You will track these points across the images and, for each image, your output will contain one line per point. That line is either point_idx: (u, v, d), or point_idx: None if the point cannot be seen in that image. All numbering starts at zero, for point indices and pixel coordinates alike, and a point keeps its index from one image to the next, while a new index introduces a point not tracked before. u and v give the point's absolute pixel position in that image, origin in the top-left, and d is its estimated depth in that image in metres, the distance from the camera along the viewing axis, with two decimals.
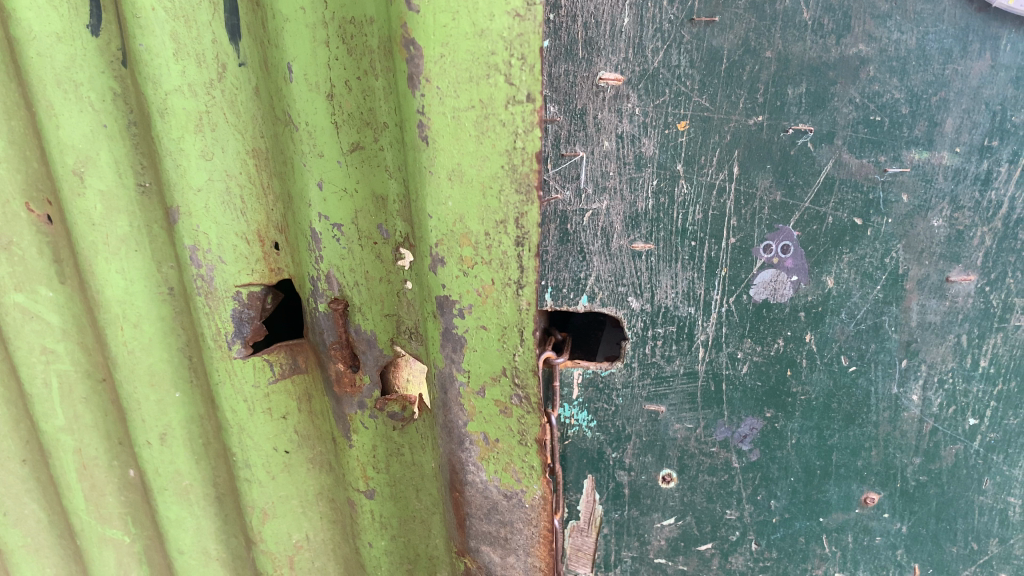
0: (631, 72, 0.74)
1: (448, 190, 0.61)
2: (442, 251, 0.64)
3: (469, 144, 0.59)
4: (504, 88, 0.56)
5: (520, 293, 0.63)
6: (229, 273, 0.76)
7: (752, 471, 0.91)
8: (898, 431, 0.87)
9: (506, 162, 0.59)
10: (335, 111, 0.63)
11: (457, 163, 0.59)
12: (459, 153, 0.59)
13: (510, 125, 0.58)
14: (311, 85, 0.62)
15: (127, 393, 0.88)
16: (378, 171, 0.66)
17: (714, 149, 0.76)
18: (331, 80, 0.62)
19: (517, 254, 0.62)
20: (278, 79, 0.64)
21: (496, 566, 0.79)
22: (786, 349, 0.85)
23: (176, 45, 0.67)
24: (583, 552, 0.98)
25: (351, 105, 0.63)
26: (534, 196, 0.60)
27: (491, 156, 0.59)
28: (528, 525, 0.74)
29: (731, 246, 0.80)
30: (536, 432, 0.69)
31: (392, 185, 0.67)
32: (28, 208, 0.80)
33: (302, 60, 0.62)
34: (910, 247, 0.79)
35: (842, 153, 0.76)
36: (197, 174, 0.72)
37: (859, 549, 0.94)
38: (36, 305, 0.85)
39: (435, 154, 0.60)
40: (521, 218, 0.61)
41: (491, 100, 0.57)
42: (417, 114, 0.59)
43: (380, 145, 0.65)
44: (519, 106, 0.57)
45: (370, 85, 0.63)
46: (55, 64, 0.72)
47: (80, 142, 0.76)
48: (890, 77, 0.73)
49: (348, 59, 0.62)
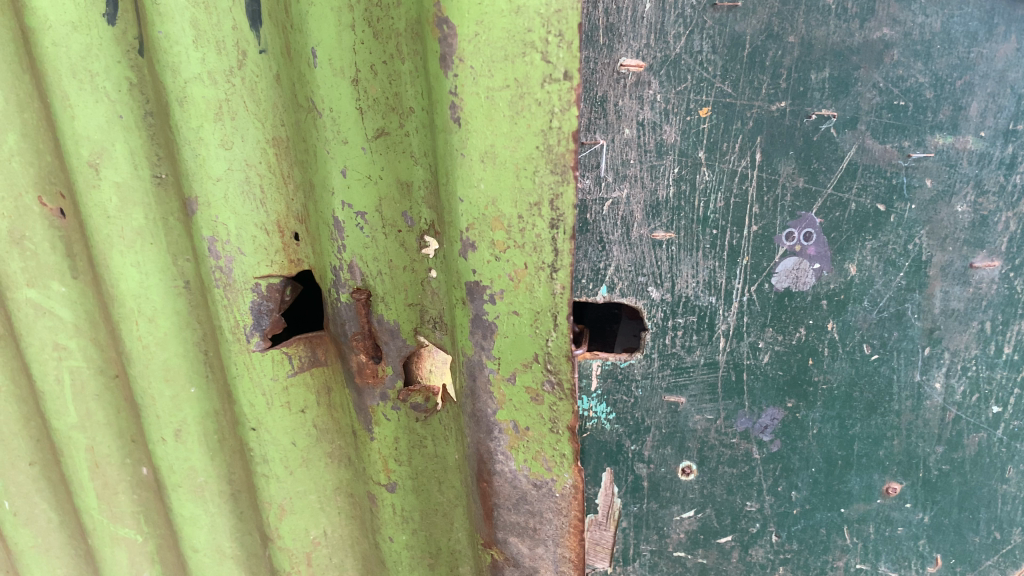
0: (652, 58, 0.73)
1: (480, 172, 0.60)
2: (473, 236, 0.63)
3: (502, 125, 0.58)
4: (540, 66, 0.56)
5: (555, 276, 0.62)
6: (248, 264, 0.75)
7: (773, 462, 0.90)
8: (921, 419, 0.87)
9: (541, 142, 0.58)
10: (360, 96, 0.63)
11: (490, 145, 0.59)
12: (491, 134, 0.59)
13: (545, 103, 0.57)
14: (335, 68, 0.62)
15: (141, 388, 0.87)
16: (403, 158, 0.66)
17: (736, 135, 0.76)
18: (356, 64, 0.62)
19: (551, 237, 0.61)
20: (301, 64, 0.64)
21: (524, 557, 0.78)
22: (808, 338, 0.84)
23: (196, 31, 0.66)
24: (602, 544, 0.97)
25: (376, 89, 0.63)
26: (570, 176, 0.58)
27: (525, 137, 0.58)
28: (559, 515, 0.73)
29: (754, 233, 0.79)
30: (567, 420, 0.68)
31: (418, 171, 0.66)
32: (41, 201, 0.80)
33: (326, 44, 0.62)
34: (933, 234, 0.79)
35: (865, 139, 0.75)
36: (216, 163, 0.71)
37: (880, 540, 0.93)
38: (49, 301, 0.84)
39: (467, 135, 0.59)
40: (555, 201, 0.60)
41: (527, 78, 0.56)
42: (449, 95, 0.59)
43: (406, 131, 0.65)
44: (555, 85, 0.56)
45: (396, 69, 0.62)
46: (71, 54, 0.71)
47: (95, 133, 0.74)
48: (915, 61, 0.72)
49: (374, 43, 0.61)
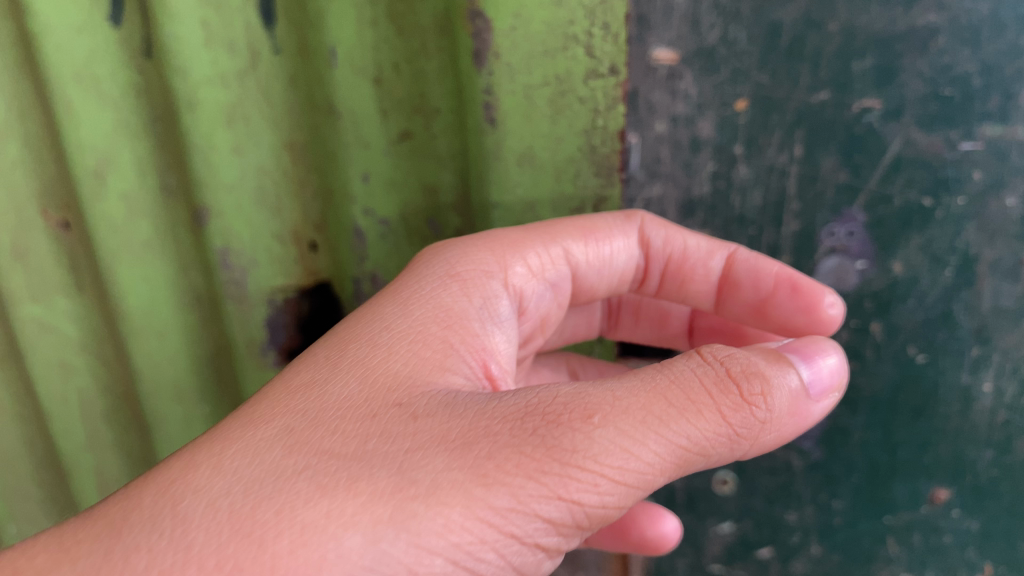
0: (685, 50, 0.69)
1: (518, 173, 0.71)
2: None
3: (541, 125, 0.69)
4: (582, 60, 0.67)
5: None
6: (263, 275, 0.76)
7: (814, 470, 0.87)
8: (968, 424, 0.82)
9: (585, 141, 0.71)
10: (384, 98, 0.70)
11: (528, 146, 0.70)
12: (530, 136, 0.70)
13: (589, 101, 0.69)
14: (357, 69, 0.69)
15: (149, 409, 0.84)
16: (429, 160, 0.73)
17: (775, 129, 0.72)
18: (378, 63, 0.69)
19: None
20: (319, 65, 0.70)
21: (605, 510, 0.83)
22: (852, 341, 0.80)
23: (206, 32, 0.67)
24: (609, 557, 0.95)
25: (401, 90, 0.70)
26: (613, 178, 0.74)
27: (568, 137, 0.70)
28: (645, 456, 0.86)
29: (794, 233, 0.76)
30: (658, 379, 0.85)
31: (444, 175, 0.73)
32: (44, 213, 0.76)
33: (347, 42, 0.68)
34: (982, 228, 0.74)
35: (910, 130, 0.71)
36: (228, 170, 0.71)
37: (927, 550, 0.88)
38: (53, 317, 0.81)
39: (504, 136, 0.70)
40: (599, 203, 0.75)
41: (569, 74, 0.68)
42: (484, 95, 0.68)
43: (432, 133, 0.72)
44: (599, 80, 0.69)
45: (422, 67, 0.70)
46: (74, 57, 0.68)
47: (99, 141, 0.71)
48: (962, 48, 0.68)
49: (397, 41, 0.69)
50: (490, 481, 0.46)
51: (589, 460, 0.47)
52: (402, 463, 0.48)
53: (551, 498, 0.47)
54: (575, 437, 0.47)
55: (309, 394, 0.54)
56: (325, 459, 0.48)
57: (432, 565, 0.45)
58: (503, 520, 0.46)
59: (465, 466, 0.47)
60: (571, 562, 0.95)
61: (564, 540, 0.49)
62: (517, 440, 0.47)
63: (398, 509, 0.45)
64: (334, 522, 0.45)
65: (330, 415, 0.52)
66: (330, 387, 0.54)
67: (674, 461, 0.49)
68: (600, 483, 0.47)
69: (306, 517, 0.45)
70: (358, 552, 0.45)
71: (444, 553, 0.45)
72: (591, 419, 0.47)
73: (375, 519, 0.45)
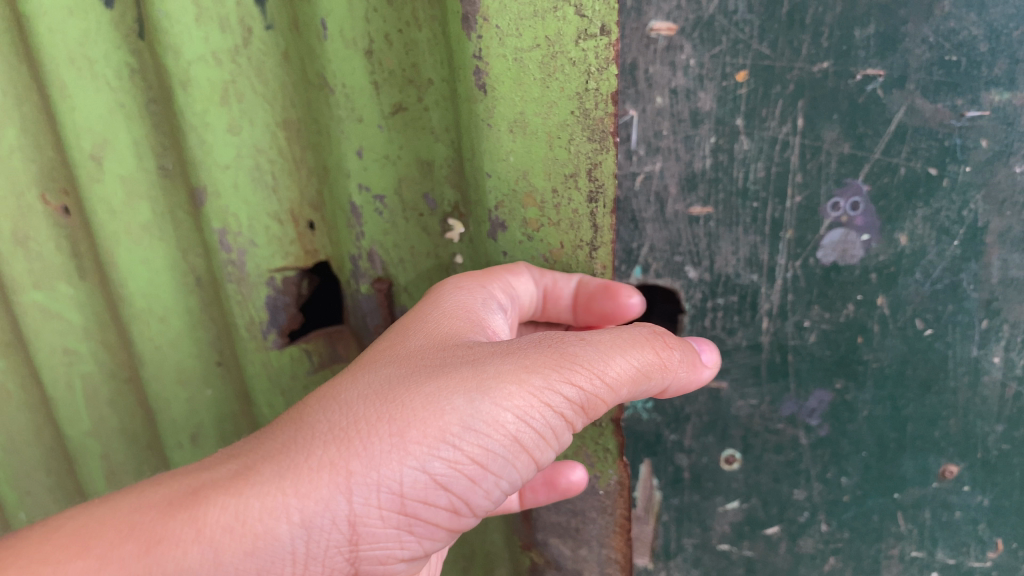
0: (684, 21, 0.68)
1: (510, 143, 0.66)
2: (503, 214, 0.70)
3: (533, 88, 0.63)
4: (573, 21, 0.60)
5: (595, 253, 0.71)
6: (261, 256, 0.77)
7: (821, 447, 0.86)
8: (978, 397, 0.81)
9: (576, 107, 0.63)
10: (375, 70, 0.69)
11: (519, 112, 0.64)
12: (521, 101, 0.64)
13: (581, 62, 0.62)
14: (347, 40, 0.68)
15: (154, 392, 0.84)
16: (423, 133, 0.72)
17: (776, 101, 0.71)
18: (369, 34, 0.68)
19: (589, 209, 0.67)
20: (310, 38, 0.69)
21: (566, 558, 0.89)
22: (857, 314, 0.79)
23: (198, 10, 0.67)
24: (611, 533, 0.87)
25: (392, 61, 0.69)
26: (608, 143, 0.64)
27: (559, 101, 0.64)
28: (601, 509, 0.86)
29: (797, 205, 0.75)
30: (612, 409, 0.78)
31: (438, 147, 0.73)
32: (43, 199, 0.76)
33: (337, 14, 0.67)
34: (990, 198, 0.73)
35: (915, 98, 0.70)
36: (224, 150, 0.72)
37: (937, 526, 0.88)
38: (56, 303, 0.80)
39: (495, 102, 0.65)
40: (593, 169, 0.66)
41: (560, 35, 0.61)
42: (473, 60, 0.64)
43: (425, 105, 0.71)
44: (591, 41, 0.61)
45: (413, 37, 0.68)
46: (68, 40, 0.69)
47: (96, 124, 0.72)
48: (967, 12, 0.67)
49: (387, 11, 0.67)
50: (534, 365, 0.57)
51: (590, 360, 0.57)
52: (476, 360, 0.58)
53: (574, 382, 0.57)
54: (576, 348, 0.58)
55: (398, 338, 0.65)
56: (424, 363, 0.60)
57: (507, 421, 0.55)
58: (552, 392, 0.56)
59: (515, 359, 0.57)
60: (573, 538, 0.88)
61: (581, 420, 0.59)
62: (543, 346, 0.58)
63: (485, 379, 0.56)
64: (446, 387, 0.56)
65: (419, 345, 0.63)
66: (411, 332, 0.65)
67: (631, 378, 0.59)
68: (604, 373, 0.58)
69: (422, 389, 0.56)
70: (462, 409, 0.55)
71: (513, 413, 0.56)
72: (581, 339, 0.59)
73: (473, 384, 0.56)
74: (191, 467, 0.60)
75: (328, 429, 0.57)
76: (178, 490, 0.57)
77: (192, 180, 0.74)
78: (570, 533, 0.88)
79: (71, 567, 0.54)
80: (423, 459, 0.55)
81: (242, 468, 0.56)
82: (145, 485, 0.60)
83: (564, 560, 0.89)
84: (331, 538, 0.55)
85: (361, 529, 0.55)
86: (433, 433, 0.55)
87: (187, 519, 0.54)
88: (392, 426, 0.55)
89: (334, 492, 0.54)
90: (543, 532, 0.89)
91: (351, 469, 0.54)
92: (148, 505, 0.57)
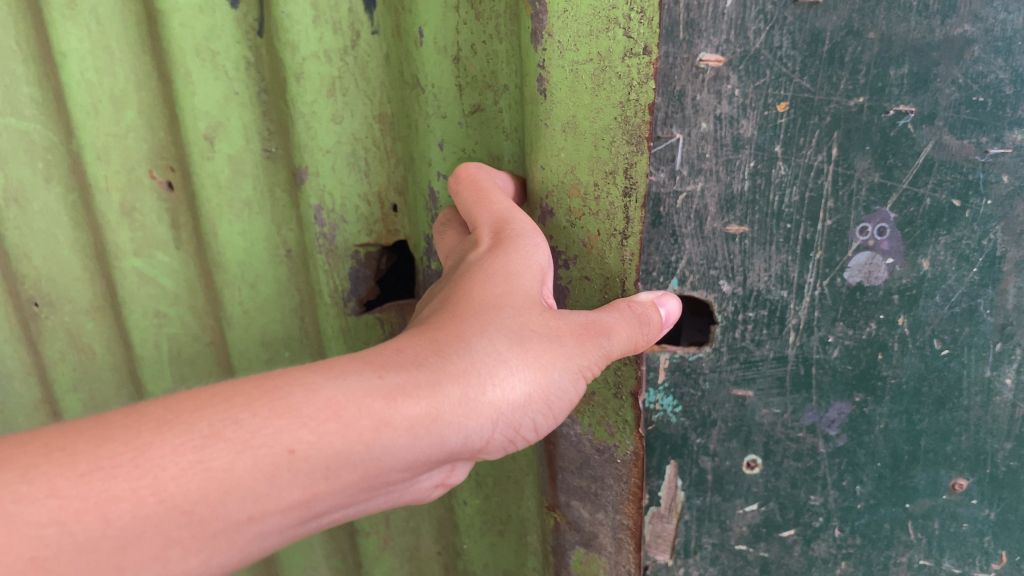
0: (731, 54, 0.74)
1: (562, 142, 0.71)
2: (552, 203, 0.76)
3: (583, 95, 0.69)
4: (621, 40, 0.65)
5: (624, 242, 0.73)
6: (350, 232, 0.86)
7: (838, 456, 0.91)
8: (989, 415, 0.87)
9: (619, 113, 0.68)
10: (460, 74, 0.77)
11: (571, 116, 0.70)
12: (573, 105, 0.69)
13: (625, 76, 0.66)
14: (440, 47, 0.76)
15: (237, 351, 0.91)
16: (496, 131, 0.80)
17: (813, 131, 0.77)
18: (458, 42, 0.76)
19: (625, 204, 0.72)
20: (408, 43, 0.77)
21: (584, 521, 0.90)
22: (879, 332, 0.85)
23: (316, 12, 0.75)
24: (625, 499, 0.86)
25: (475, 67, 0.77)
26: (644, 147, 0.69)
27: (605, 108, 0.68)
28: (618, 481, 0.85)
29: (828, 228, 0.80)
30: (631, 385, 0.80)
31: (507, 145, 0.80)
32: (151, 174, 0.83)
33: (432, 25, 0.75)
34: (1009, 229, 0.79)
35: (942, 134, 0.76)
36: (327, 135, 0.80)
37: (945, 536, 0.93)
38: (153, 270, 0.87)
39: (552, 106, 0.71)
40: (630, 169, 0.70)
41: (609, 53, 0.66)
42: (539, 68, 0.70)
43: (499, 107, 0.78)
44: (635, 59, 0.66)
45: (494, 48, 0.76)
46: (196, 34, 0.76)
47: (212, 108, 0.79)
48: (996, 58, 0.72)
49: (474, 24, 0.75)
50: (593, 351, 0.62)
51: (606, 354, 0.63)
52: (568, 328, 0.61)
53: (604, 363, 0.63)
54: (608, 343, 0.63)
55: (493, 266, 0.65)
56: (537, 312, 0.61)
57: (576, 390, 0.62)
58: (595, 371, 0.63)
59: (586, 343, 0.62)
60: (592, 502, 0.89)
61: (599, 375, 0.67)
62: (599, 323, 0.64)
63: (573, 356, 0.60)
64: (559, 355, 0.60)
65: (517, 293, 0.62)
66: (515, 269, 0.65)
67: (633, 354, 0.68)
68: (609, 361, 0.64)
69: (543, 351, 0.59)
70: (555, 381, 0.60)
71: (579, 385, 0.62)
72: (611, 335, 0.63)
73: (570, 357, 0.60)
74: (342, 359, 0.55)
75: (481, 366, 0.56)
76: (369, 385, 0.53)
77: (295, 161, 0.81)
78: (590, 497, 0.89)
79: (310, 435, 0.49)
80: (531, 409, 0.59)
81: (429, 382, 0.54)
82: (317, 369, 0.53)
83: (584, 523, 0.91)
84: (463, 453, 0.57)
85: (487, 448, 0.58)
86: (542, 397, 0.59)
87: (397, 417, 0.52)
88: (526, 381, 0.58)
89: (488, 423, 0.56)
90: (565, 495, 0.91)
91: (499, 411, 0.57)
92: (360, 392, 0.52)
